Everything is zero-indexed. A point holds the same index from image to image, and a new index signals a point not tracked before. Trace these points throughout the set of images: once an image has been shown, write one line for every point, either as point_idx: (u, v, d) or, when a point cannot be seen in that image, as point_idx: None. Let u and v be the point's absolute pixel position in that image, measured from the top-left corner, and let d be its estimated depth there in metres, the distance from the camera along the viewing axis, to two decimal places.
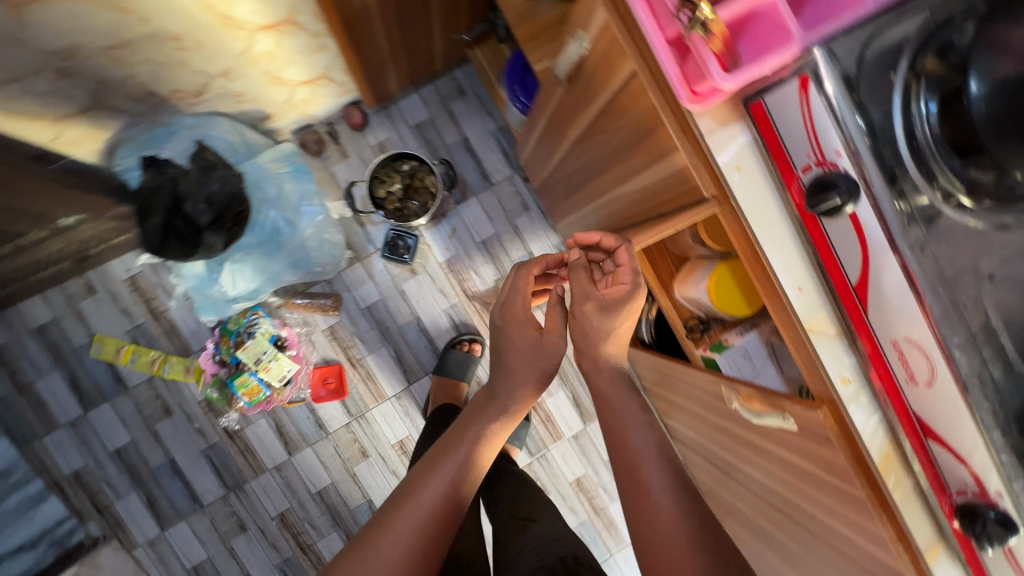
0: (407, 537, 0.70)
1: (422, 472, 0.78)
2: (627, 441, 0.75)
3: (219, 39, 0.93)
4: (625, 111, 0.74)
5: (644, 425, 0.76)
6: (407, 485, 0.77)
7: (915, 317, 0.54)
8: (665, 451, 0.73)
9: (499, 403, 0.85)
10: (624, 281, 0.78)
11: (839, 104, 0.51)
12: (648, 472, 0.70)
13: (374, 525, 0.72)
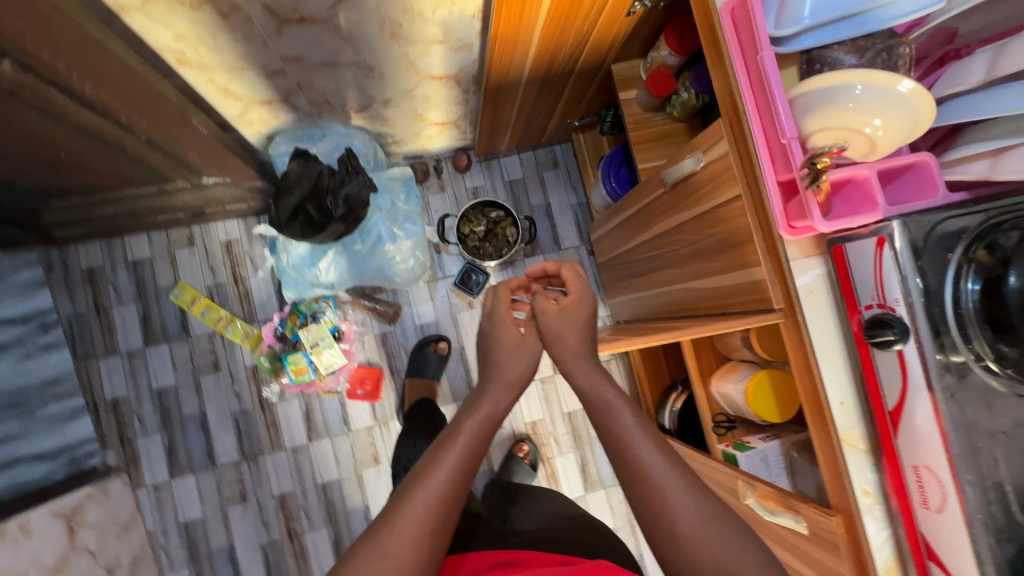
0: (421, 525, 0.72)
1: (427, 464, 0.79)
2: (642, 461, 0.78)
3: (398, 77, 1.13)
4: (718, 223, 0.90)
5: (656, 447, 0.79)
6: (413, 476, 0.78)
7: (937, 453, 0.65)
8: (668, 457, 0.78)
9: (493, 394, 0.90)
10: (577, 291, 0.97)
11: (905, 264, 0.65)
12: (667, 489, 0.74)
13: (385, 517, 0.74)
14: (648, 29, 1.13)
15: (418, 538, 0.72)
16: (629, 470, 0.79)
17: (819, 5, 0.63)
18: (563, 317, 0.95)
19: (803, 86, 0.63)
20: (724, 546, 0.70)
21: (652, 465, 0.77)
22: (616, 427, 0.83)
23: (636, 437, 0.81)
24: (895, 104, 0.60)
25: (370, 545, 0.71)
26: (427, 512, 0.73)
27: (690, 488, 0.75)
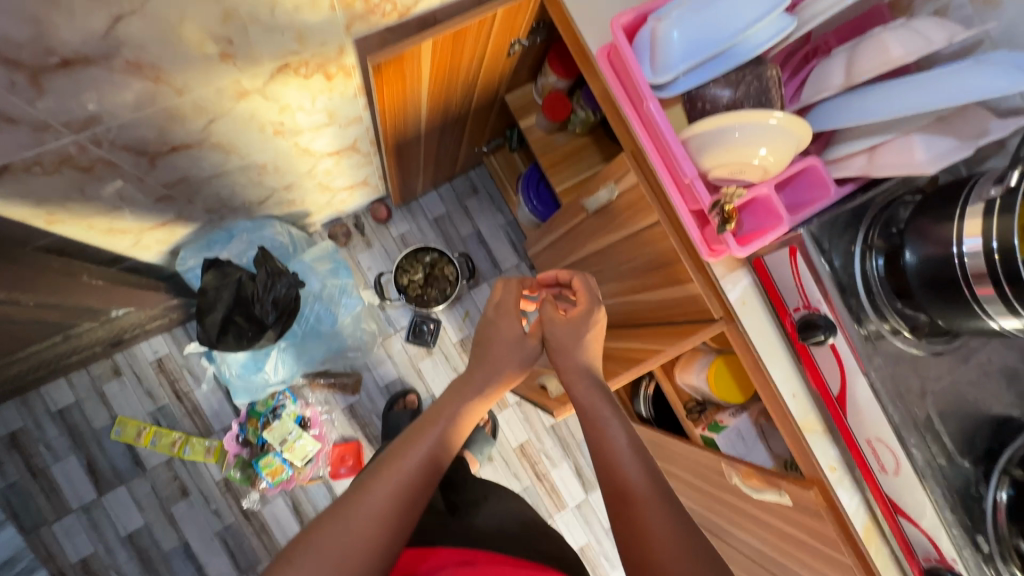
0: (389, 508, 0.66)
1: (402, 443, 0.74)
2: (624, 477, 0.72)
3: (293, 164, 1.08)
4: (645, 245, 0.93)
5: (638, 459, 0.74)
6: (390, 451, 0.72)
7: (881, 425, 0.72)
8: (643, 460, 0.74)
9: (475, 382, 0.84)
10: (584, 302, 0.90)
11: (820, 267, 0.71)
12: (648, 509, 0.68)
13: (355, 494, 0.67)
14: (530, 59, 1.12)
15: (387, 521, 0.65)
16: (609, 480, 0.73)
17: (687, 48, 0.67)
18: (570, 328, 0.88)
19: (692, 129, 0.67)
20: (682, 544, 0.65)
21: (634, 472, 0.72)
22: (600, 433, 0.78)
23: (619, 442, 0.76)
24: (774, 134, 0.63)
25: (338, 517, 0.64)
26: (400, 494, 0.68)
27: (657, 488, 0.71)
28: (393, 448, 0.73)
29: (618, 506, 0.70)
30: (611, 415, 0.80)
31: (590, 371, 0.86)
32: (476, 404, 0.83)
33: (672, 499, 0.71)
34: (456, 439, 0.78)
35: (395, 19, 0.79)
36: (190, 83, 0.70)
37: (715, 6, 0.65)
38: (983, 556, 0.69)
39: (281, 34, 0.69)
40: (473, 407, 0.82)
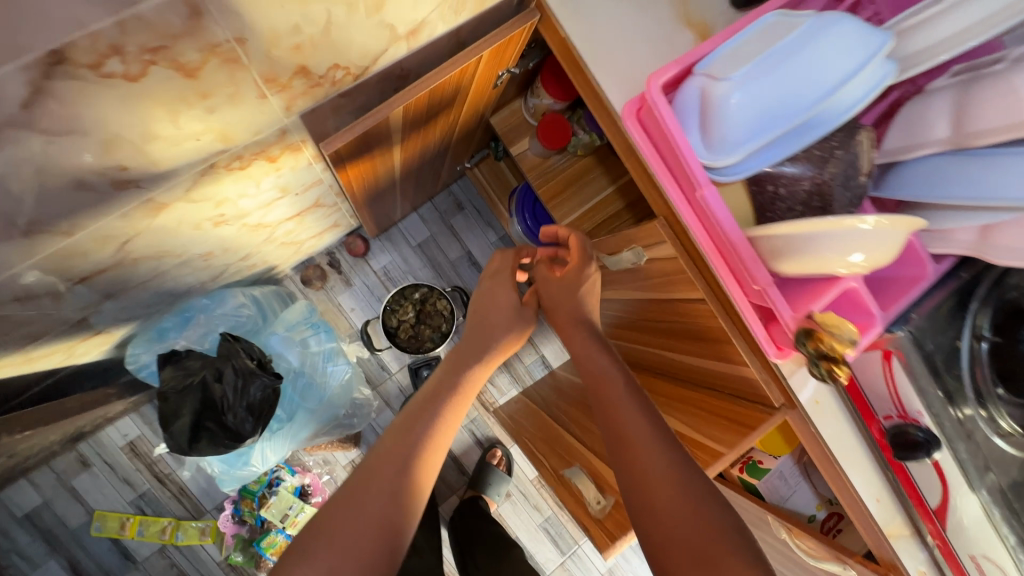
0: (398, 494, 0.61)
1: (403, 420, 0.69)
2: (625, 429, 0.65)
3: (247, 240, 0.89)
4: (681, 315, 0.78)
5: (644, 412, 0.66)
6: (390, 432, 0.67)
7: (993, 543, 0.61)
8: (647, 413, 0.66)
9: (470, 354, 0.79)
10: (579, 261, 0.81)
11: (919, 374, 0.59)
12: (655, 462, 0.61)
13: (356, 481, 0.61)
14: (518, 80, 0.92)
15: (395, 505, 0.60)
16: (617, 439, 0.65)
17: (759, 118, 0.49)
18: (564, 286, 0.81)
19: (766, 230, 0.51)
20: (701, 496, 0.57)
21: (642, 424, 0.65)
22: (605, 385, 0.71)
23: (624, 398, 0.68)
24: (874, 240, 0.47)
25: (343, 507, 0.59)
26: (405, 476, 0.62)
27: (668, 441, 0.63)
28: (390, 429, 0.68)
29: (627, 465, 0.62)
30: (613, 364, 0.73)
31: (589, 323, 0.78)
32: (474, 379, 0.78)
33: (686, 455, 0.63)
34: (454, 415, 0.72)
35: (350, 82, 0.59)
36: (81, 220, 0.51)
37: (795, 62, 0.47)
38: None
39: (196, 140, 0.50)
40: (472, 383, 0.77)
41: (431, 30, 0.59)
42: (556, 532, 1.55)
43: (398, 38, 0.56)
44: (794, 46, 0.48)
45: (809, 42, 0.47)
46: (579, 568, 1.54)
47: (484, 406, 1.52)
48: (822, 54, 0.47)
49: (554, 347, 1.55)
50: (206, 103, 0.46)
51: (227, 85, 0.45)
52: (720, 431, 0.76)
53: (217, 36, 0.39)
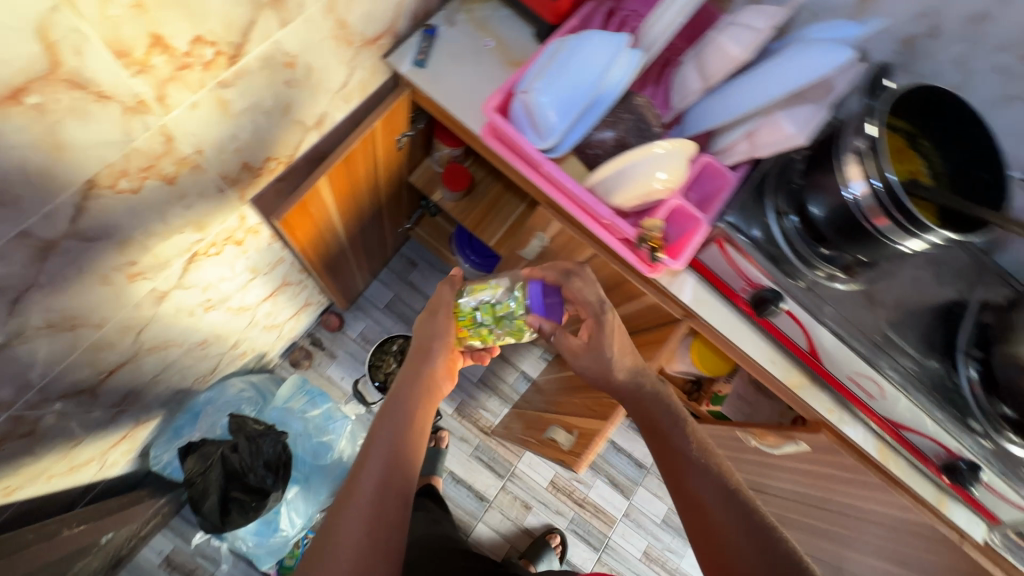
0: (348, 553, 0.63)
1: (356, 469, 0.71)
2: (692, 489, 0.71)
3: (231, 325, 1.06)
4: (591, 275, 0.97)
5: (704, 471, 0.72)
6: (346, 489, 0.69)
7: (855, 358, 0.78)
8: (725, 502, 0.69)
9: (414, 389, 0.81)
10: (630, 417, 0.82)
11: (746, 249, 0.77)
12: (727, 532, 0.67)
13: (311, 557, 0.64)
14: (421, 137, 1.13)
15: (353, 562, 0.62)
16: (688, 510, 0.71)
17: (555, 107, 0.71)
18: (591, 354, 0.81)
19: (602, 170, 0.71)
20: None
21: (728, 529, 0.67)
22: (675, 473, 0.73)
23: (705, 489, 0.70)
24: (666, 158, 0.70)
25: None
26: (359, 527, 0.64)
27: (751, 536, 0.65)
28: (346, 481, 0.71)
29: (718, 553, 0.66)
30: (676, 424, 0.78)
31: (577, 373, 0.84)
32: (421, 406, 0.80)
33: (764, 535, 0.65)
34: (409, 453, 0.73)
35: (282, 168, 0.80)
36: (106, 313, 0.68)
37: (561, 69, 0.71)
38: (977, 438, 0.78)
39: (182, 232, 0.69)
40: (413, 405, 0.79)
41: (333, 117, 0.81)
42: (584, 530, 1.65)
43: (309, 127, 0.78)
44: (557, 62, 0.71)
45: (565, 56, 0.71)
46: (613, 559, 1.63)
47: (483, 431, 1.65)
48: (574, 60, 0.71)
49: (530, 359, 1.72)
50: (184, 201, 0.66)
51: (196, 186, 0.66)
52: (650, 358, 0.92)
53: (185, 152, 0.60)
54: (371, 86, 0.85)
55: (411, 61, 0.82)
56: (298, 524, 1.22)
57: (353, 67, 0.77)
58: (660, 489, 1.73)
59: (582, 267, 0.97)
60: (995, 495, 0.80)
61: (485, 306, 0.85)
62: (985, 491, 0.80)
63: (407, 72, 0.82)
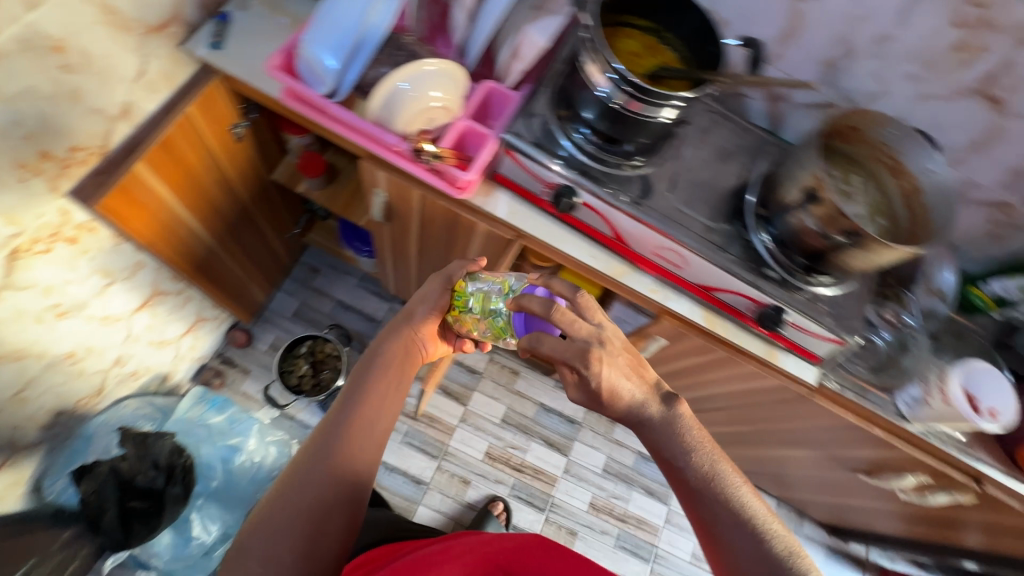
0: (302, 509, 0.69)
1: (320, 439, 0.76)
2: (698, 503, 0.72)
3: (103, 338, 1.09)
4: (433, 219, 1.04)
5: (711, 488, 0.72)
6: (319, 454, 0.74)
7: (654, 236, 0.86)
8: (731, 517, 0.70)
9: (384, 364, 0.85)
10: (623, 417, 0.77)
11: (533, 154, 0.84)
12: (727, 535, 0.69)
13: (268, 513, 0.69)
14: (267, 123, 1.16)
15: (302, 516, 0.69)
16: (690, 512, 0.73)
17: (324, 54, 0.78)
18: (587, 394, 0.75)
19: (372, 98, 0.78)
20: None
21: (709, 501, 0.71)
22: (681, 483, 0.74)
23: (687, 469, 0.73)
24: (436, 77, 0.80)
25: (255, 532, 0.68)
26: (312, 491, 0.71)
27: (752, 546, 0.68)
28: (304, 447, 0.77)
29: (710, 543, 0.71)
30: (683, 446, 0.74)
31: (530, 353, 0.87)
32: (389, 371, 0.84)
33: (757, 532, 0.69)
34: (372, 426, 0.79)
35: (96, 160, 0.84)
36: None
37: (320, 20, 0.78)
38: (775, 282, 0.87)
39: None
40: (378, 367, 0.84)
41: (142, 107, 0.87)
42: (527, 493, 1.68)
43: (114, 117, 0.83)
44: (316, 14, 0.79)
45: (322, 7, 0.79)
46: (560, 515, 1.66)
47: (410, 417, 1.67)
48: (330, 9, 0.79)
49: None
50: None
51: None
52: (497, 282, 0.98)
53: None
54: (180, 76, 0.91)
55: (206, 45, 0.89)
56: (214, 530, 1.19)
57: (145, 55, 0.83)
58: (597, 439, 1.78)
59: (424, 214, 1.04)
60: (805, 333, 0.89)
61: (478, 296, 0.85)
62: (794, 330, 0.89)
63: (203, 55, 0.88)
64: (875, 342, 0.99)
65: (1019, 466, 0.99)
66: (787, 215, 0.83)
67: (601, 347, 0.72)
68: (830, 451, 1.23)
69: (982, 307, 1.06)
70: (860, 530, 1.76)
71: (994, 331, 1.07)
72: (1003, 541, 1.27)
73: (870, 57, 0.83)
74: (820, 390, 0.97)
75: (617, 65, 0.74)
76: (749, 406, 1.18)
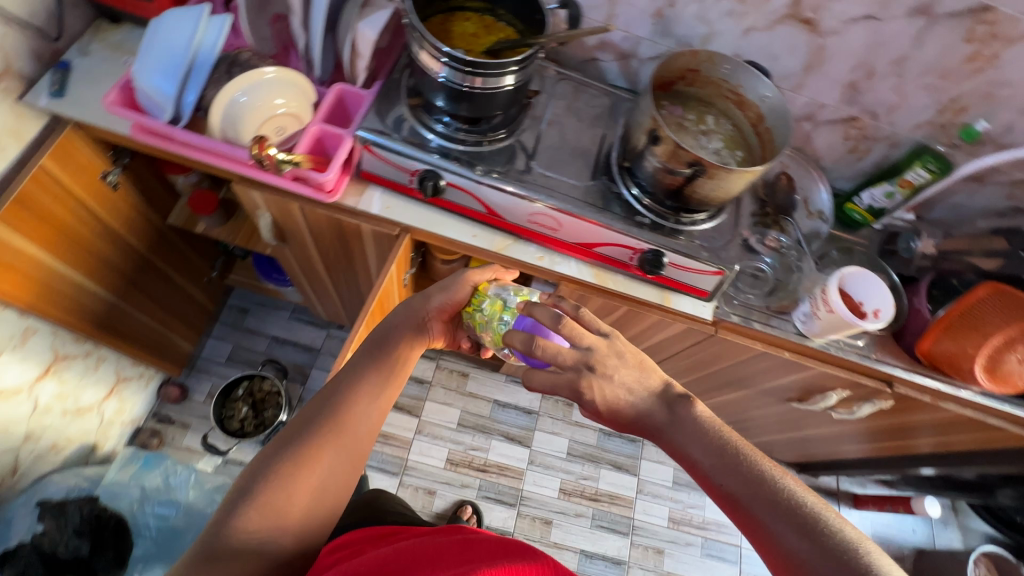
0: (300, 478, 0.62)
1: (330, 410, 0.69)
2: (737, 492, 0.61)
3: (4, 414, 1.07)
4: (321, 230, 1.04)
5: (751, 472, 0.61)
6: (333, 424, 0.67)
7: (523, 203, 0.89)
8: (776, 506, 0.58)
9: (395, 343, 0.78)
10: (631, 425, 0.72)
11: (390, 145, 0.86)
12: (772, 527, 0.57)
13: (266, 464, 0.63)
14: (147, 169, 1.17)
15: (299, 487, 0.62)
16: (730, 506, 0.61)
17: (157, 81, 0.79)
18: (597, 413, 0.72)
19: (213, 113, 0.79)
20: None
21: (751, 491, 0.60)
22: (712, 471, 0.63)
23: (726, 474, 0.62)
24: (275, 85, 0.81)
25: (252, 482, 0.62)
26: (314, 463, 0.64)
27: (805, 539, 0.56)
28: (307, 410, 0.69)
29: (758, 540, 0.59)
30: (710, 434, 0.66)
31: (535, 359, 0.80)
32: (400, 359, 0.77)
33: (808, 524, 0.56)
34: (379, 405, 0.72)
35: None
36: None
37: (147, 50, 0.80)
38: (647, 227, 0.90)
39: None
40: (392, 348, 0.77)
41: None
42: (495, 492, 1.67)
43: None
44: (144, 45, 0.80)
45: (148, 38, 0.80)
46: (531, 507, 1.65)
47: None
48: (156, 38, 0.80)
49: None
50: None
51: None
52: (390, 279, 0.98)
53: None
54: (28, 131, 0.90)
55: (47, 94, 0.90)
56: None
57: None
58: (557, 425, 1.78)
59: (311, 226, 1.04)
60: (685, 270, 0.92)
61: (495, 300, 0.82)
62: (673, 269, 0.92)
63: (43, 105, 0.89)
64: (764, 271, 1.03)
65: (920, 360, 1.04)
66: (644, 163, 0.86)
67: (590, 374, 0.70)
68: (761, 387, 1.26)
69: (862, 220, 1.12)
70: (828, 466, 1.79)
71: (879, 240, 1.14)
72: (941, 441, 1.31)
73: (690, 1, 0.88)
74: (722, 324, 1.00)
75: (446, 50, 0.76)
76: (673, 356, 1.20)
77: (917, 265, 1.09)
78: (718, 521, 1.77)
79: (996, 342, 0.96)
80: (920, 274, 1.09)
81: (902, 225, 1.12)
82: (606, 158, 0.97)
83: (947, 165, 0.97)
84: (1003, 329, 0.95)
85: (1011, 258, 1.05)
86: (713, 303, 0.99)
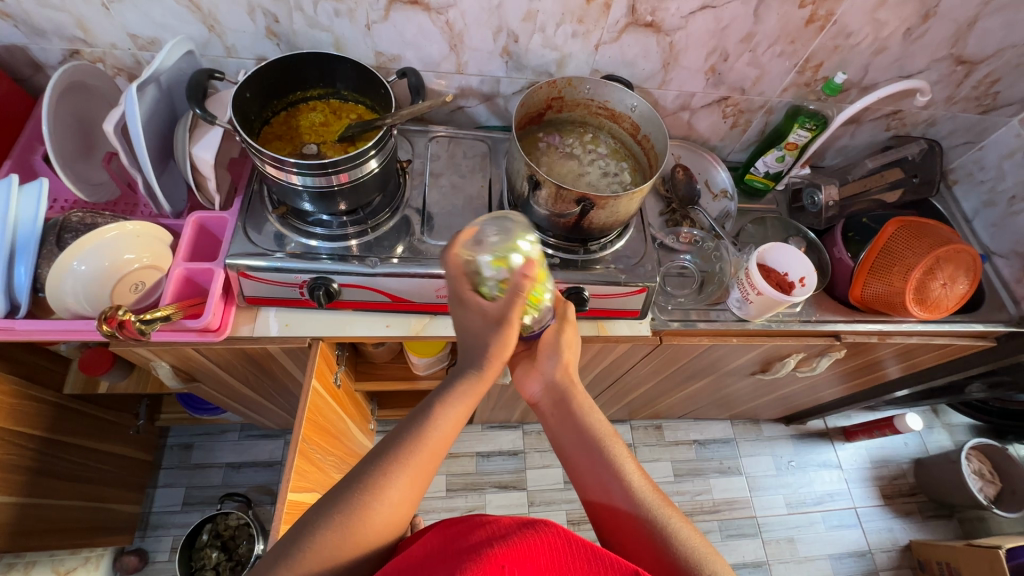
0: (355, 514, 0.56)
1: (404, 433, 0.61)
2: (590, 460, 0.67)
3: None
4: (230, 362, 0.95)
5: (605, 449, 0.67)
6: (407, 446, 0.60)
7: (428, 279, 0.83)
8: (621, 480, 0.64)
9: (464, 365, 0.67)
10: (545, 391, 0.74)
11: (265, 265, 0.78)
12: (614, 491, 0.63)
13: (308, 520, 0.55)
14: (18, 345, 1.06)
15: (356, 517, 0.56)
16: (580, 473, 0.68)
17: None
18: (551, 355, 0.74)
19: (50, 293, 0.70)
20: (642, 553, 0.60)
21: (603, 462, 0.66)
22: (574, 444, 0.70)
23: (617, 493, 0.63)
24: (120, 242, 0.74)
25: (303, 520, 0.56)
26: (379, 491, 0.57)
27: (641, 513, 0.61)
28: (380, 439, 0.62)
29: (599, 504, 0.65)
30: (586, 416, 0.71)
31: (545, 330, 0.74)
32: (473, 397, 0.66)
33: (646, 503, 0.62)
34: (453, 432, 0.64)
35: None
36: None
37: None
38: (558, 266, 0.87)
39: None
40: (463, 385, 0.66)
41: None
42: None
43: None
44: None
45: None
46: None
47: None
48: None
49: None
50: None
51: None
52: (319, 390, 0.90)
53: None
54: None
55: None
56: None
57: None
58: (546, 457, 1.73)
59: (217, 362, 0.95)
60: (611, 296, 0.89)
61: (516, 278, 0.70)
62: (600, 298, 0.89)
63: None
64: (687, 268, 1.04)
65: (857, 307, 1.05)
66: (534, 207, 0.83)
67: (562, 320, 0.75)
68: (725, 370, 1.25)
69: (764, 187, 1.12)
70: (811, 411, 1.81)
71: (785, 200, 1.16)
72: (906, 366, 1.34)
73: (533, 33, 0.86)
74: (663, 333, 0.98)
75: (290, 160, 0.71)
76: (630, 369, 1.18)
77: (826, 216, 1.10)
78: (728, 499, 1.77)
79: (917, 274, 0.96)
80: (831, 224, 1.11)
81: (801, 181, 1.14)
82: (500, 206, 0.93)
83: (821, 120, 0.99)
84: (918, 261, 0.96)
85: (906, 185, 1.11)
86: (649, 317, 0.97)
